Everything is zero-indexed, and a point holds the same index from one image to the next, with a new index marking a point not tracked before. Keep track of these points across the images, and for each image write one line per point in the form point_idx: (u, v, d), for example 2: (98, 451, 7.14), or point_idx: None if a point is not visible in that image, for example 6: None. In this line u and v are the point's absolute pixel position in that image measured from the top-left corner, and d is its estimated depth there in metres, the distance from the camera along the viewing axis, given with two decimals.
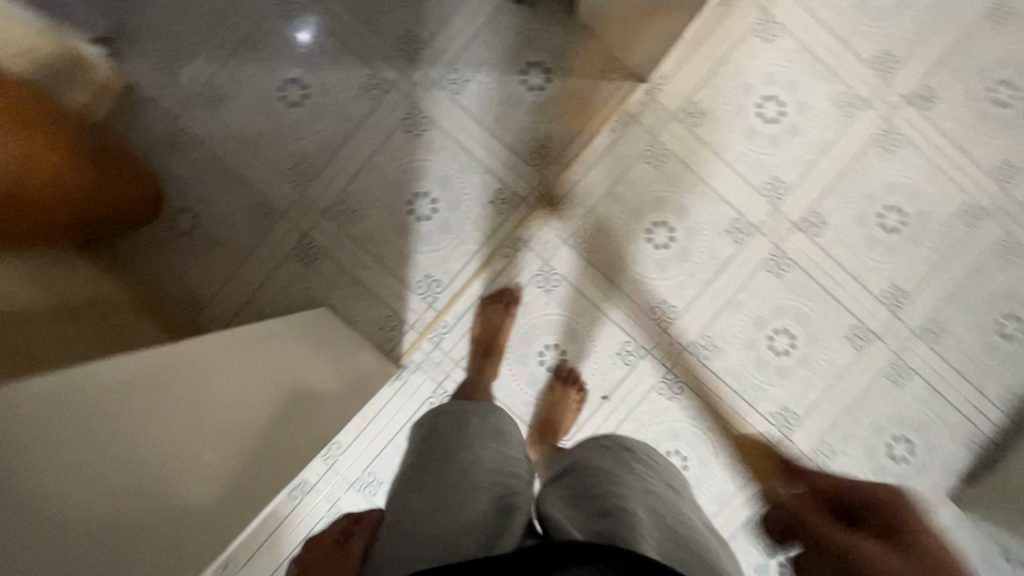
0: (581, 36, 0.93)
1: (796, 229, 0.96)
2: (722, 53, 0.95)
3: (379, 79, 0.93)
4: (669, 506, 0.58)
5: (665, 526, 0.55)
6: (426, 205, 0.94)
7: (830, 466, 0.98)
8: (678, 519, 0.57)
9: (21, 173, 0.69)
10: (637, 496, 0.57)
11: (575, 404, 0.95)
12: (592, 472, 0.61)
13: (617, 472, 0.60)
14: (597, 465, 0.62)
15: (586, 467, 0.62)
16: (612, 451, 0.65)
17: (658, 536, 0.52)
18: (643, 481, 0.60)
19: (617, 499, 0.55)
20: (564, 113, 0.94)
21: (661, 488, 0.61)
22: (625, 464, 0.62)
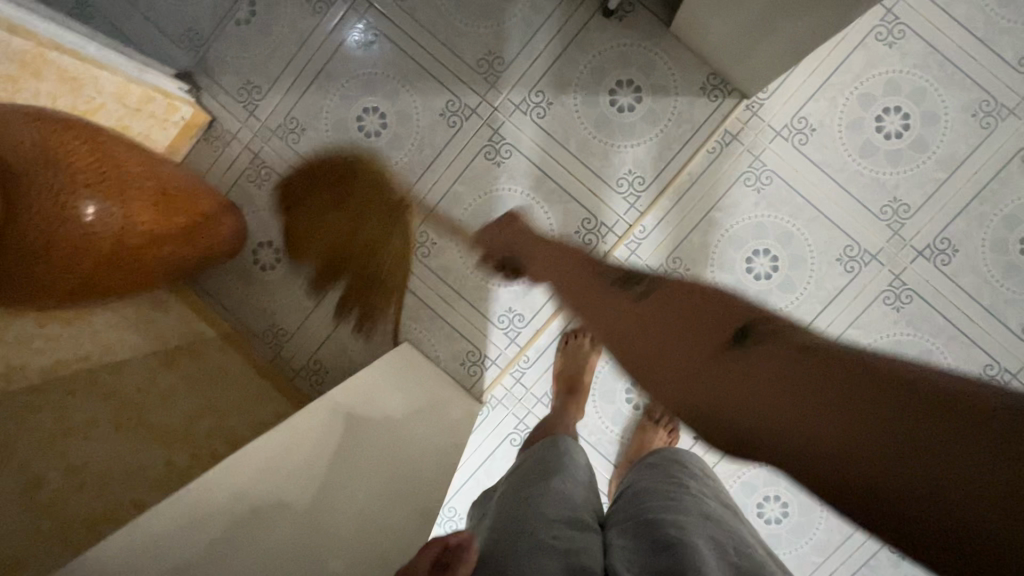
0: (676, 51, 0.86)
1: (920, 256, 0.86)
2: (836, 61, 0.85)
3: (459, 105, 0.88)
4: (732, 537, 0.54)
5: (727, 556, 0.50)
6: (508, 236, 0.90)
7: None
8: (744, 554, 0.51)
9: (120, 235, 0.69)
10: (695, 525, 0.54)
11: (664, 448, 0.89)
12: (642, 514, 0.58)
13: (673, 502, 0.59)
14: (658, 496, 0.60)
15: (645, 501, 0.61)
16: (668, 488, 0.62)
17: (720, 569, 0.48)
18: (697, 508, 0.58)
19: (675, 527, 0.53)
20: (656, 135, 0.87)
21: (729, 524, 0.57)
22: (690, 500, 0.59)
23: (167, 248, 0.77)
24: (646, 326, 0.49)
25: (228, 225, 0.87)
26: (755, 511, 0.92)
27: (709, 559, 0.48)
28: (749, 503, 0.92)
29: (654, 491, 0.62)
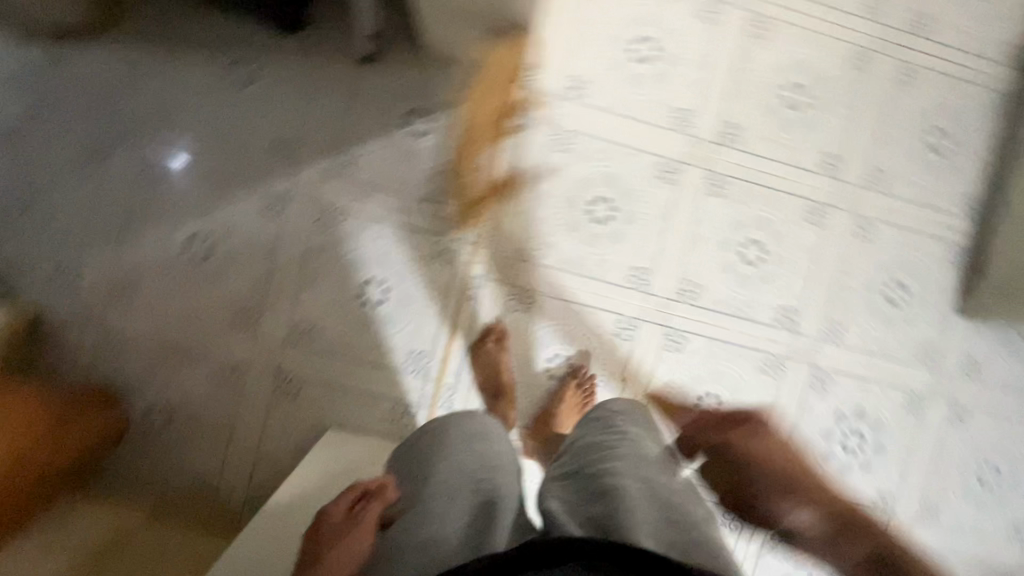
0: (441, 65, 0.92)
1: (717, 144, 0.98)
2: (575, 18, 0.94)
3: (274, 195, 0.90)
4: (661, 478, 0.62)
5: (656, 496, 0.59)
6: (377, 289, 0.93)
7: (843, 337, 1.02)
8: (670, 494, 0.60)
9: None
10: (631, 472, 0.61)
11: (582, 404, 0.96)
12: (582, 465, 0.64)
13: (610, 450, 0.65)
14: (597, 446, 0.66)
15: (587, 450, 0.66)
16: (609, 433, 0.68)
17: (651, 513, 0.57)
18: (633, 453, 0.65)
19: (612, 478, 0.60)
20: (461, 144, 0.93)
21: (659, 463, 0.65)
22: (626, 446, 0.66)
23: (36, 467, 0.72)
24: None
25: (84, 412, 0.82)
26: (697, 413, 1.00)
27: (641, 507, 0.57)
28: (691, 408, 1.00)
29: (593, 444, 0.67)
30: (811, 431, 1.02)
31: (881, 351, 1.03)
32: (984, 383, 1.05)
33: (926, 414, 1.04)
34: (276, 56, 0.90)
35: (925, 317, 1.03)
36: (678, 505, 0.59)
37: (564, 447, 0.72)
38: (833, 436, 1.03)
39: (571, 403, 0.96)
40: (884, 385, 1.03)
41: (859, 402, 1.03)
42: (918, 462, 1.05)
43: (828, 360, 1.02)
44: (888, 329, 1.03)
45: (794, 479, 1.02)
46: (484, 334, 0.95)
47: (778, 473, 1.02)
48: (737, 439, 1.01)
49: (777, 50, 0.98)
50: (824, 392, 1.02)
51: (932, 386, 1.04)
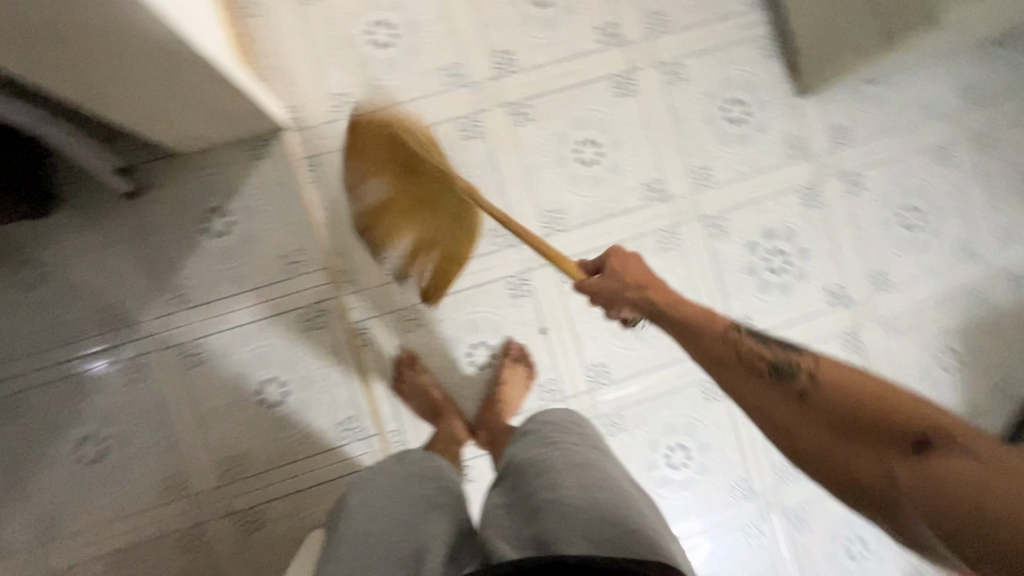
0: (206, 156, 0.89)
1: (499, 77, 0.96)
2: (302, 43, 0.92)
3: (130, 361, 0.88)
4: (595, 473, 0.63)
5: (586, 491, 0.58)
6: (275, 388, 0.91)
7: (714, 176, 1.01)
8: (604, 486, 0.60)
9: None
10: (564, 479, 0.61)
11: (526, 377, 0.96)
12: (516, 488, 0.64)
13: (542, 461, 0.65)
14: (532, 459, 0.67)
15: (523, 464, 0.67)
16: (545, 447, 0.69)
17: (582, 506, 0.56)
18: (566, 457, 0.66)
19: (544, 486, 0.60)
20: (269, 215, 0.91)
21: (594, 461, 0.66)
22: (557, 454, 0.67)
23: None
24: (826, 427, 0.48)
25: None
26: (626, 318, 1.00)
27: (576, 506, 0.56)
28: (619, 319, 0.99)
29: (532, 457, 0.67)
30: (737, 274, 1.02)
31: (755, 168, 1.02)
32: (859, 141, 1.04)
33: (827, 198, 1.04)
34: (51, 242, 0.87)
35: (774, 117, 1.02)
36: (611, 495, 0.59)
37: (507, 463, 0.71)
38: (758, 266, 1.02)
39: (516, 380, 0.95)
40: (775, 195, 1.03)
41: (764, 223, 1.02)
42: (845, 244, 1.05)
43: (714, 204, 1.01)
44: (749, 146, 1.02)
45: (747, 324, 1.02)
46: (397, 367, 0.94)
47: None
48: None
49: None
50: (728, 233, 1.01)
51: (818, 171, 1.04)
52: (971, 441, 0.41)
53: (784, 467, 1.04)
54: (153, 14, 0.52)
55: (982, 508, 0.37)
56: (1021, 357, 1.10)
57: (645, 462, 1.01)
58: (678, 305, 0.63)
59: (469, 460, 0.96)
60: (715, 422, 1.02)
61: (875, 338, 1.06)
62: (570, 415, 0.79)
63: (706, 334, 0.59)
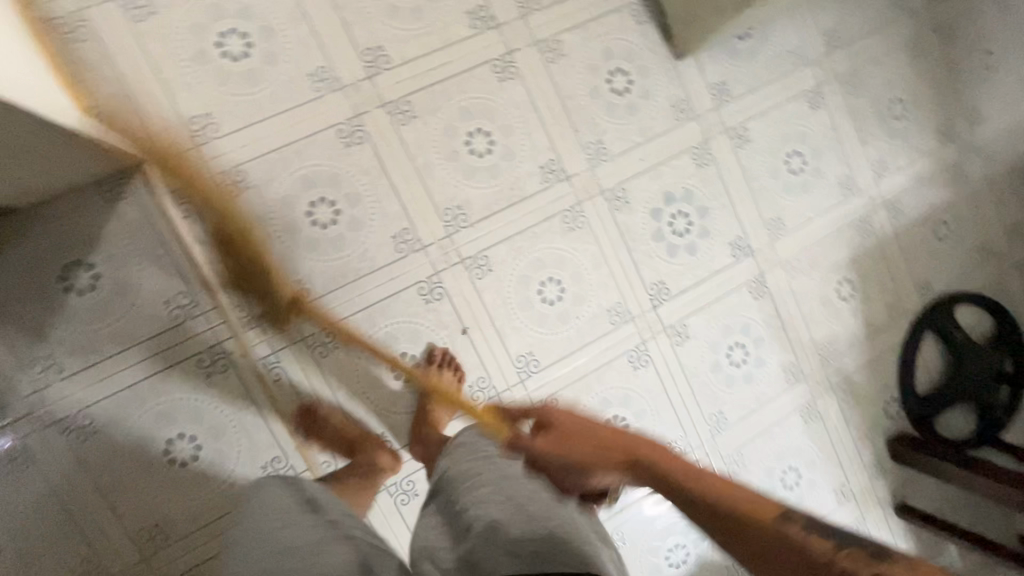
0: (53, 206, 0.79)
1: (373, 76, 0.91)
2: (144, 65, 0.82)
3: (6, 449, 0.79)
4: (521, 485, 0.63)
5: (515, 509, 0.60)
6: (185, 445, 0.84)
7: (609, 150, 1.01)
8: (530, 499, 0.61)
9: None
10: (494, 494, 0.62)
11: (457, 383, 0.93)
12: (449, 511, 0.64)
13: (470, 479, 0.65)
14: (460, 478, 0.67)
15: (452, 486, 0.67)
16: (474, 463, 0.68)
17: (510, 527, 0.58)
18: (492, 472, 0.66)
19: (472, 509, 0.61)
20: (141, 261, 0.82)
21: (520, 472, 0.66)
22: (487, 469, 0.66)
23: None
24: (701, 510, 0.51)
25: None
26: (546, 305, 0.99)
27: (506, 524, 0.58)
28: (539, 306, 0.99)
29: (463, 476, 0.66)
30: (645, 242, 1.04)
31: (646, 136, 1.03)
32: (740, 97, 1.08)
33: (718, 155, 1.07)
34: None
35: (657, 82, 1.03)
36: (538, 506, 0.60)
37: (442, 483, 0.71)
38: (664, 231, 1.04)
39: (446, 386, 0.93)
40: (670, 160, 1.05)
41: (663, 189, 1.04)
42: (741, 198, 1.09)
43: (613, 177, 1.02)
44: (638, 115, 1.03)
45: (661, 289, 1.05)
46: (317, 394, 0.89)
47: (646, 294, 1.04)
48: (594, 299, 1.02)
49: None
50: (630, 204, 1.03)
51: (706, 130, 1.06)
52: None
53: (717, 418, 1.09)
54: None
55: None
56: (907, 276, 1.20)
57: None
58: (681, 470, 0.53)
59: (411, 475, 0.94)
60: (647, 389, 1.05)
61: (780, 282, 1.12)
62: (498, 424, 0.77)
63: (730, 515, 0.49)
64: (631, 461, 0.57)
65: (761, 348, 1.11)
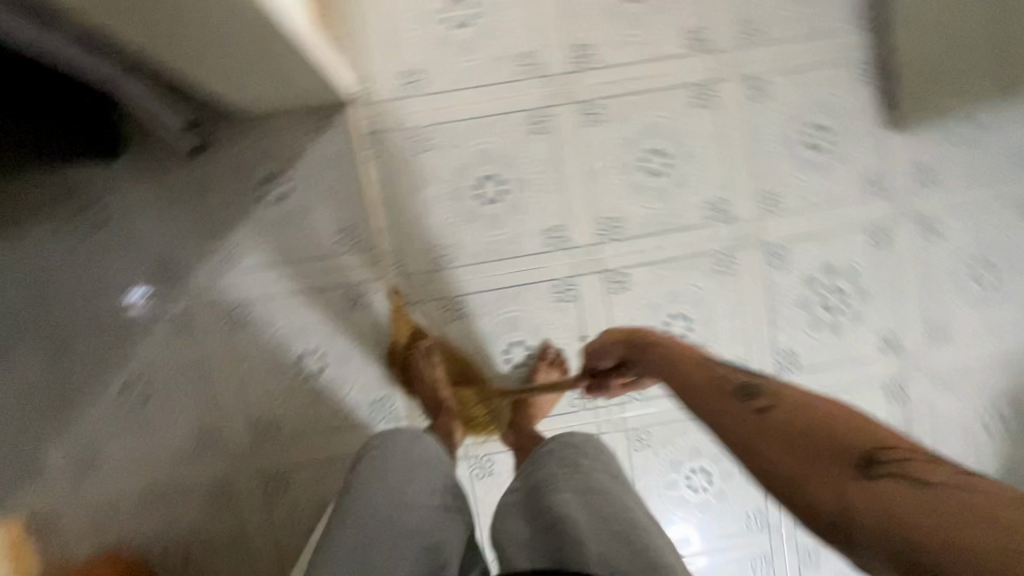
0: (272, 119, 0.88)
1: (576, 72, 0.92)
2: (381, 14, 0.89)
3: (178, 316, 0.90)
4: (613, 502, 0.55)
5: (606, 521, 0.52)
6: (314, 359, 0.92)
7: (782, 205, 0.96)
8: (624, 519, 0.53)
9: None
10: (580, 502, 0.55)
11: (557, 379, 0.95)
12: (529, 502, 0.59)
13: (556, 481, 0.58)
14: (544, 480, 0.59)
15: (535, 487, 0.60)
16: (563, 463, 0.61)
17: (598, 539, 0.50)
18: (584, 483, 0.58)
19: (560, 507, 0.54)
20: (326, 188, 0.90)
21: (616, 492, 0.58)
22: (573, 475, 0.59)
23: None
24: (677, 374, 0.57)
25: None
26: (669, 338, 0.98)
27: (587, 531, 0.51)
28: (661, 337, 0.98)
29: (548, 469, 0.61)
30: (788, 308, 0.99)
31: (826, 200, 0.97)
32: (943, 185, 0.98)
33: (898, 242, 0.99)
34: (115, 187, 0.88)
35: (857, 148, 0.97)
36: (631, 529, 0.52)
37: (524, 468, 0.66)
38: (812, 303, 0.99)
39: (547, 381, 0.94)
40: (843, 232, 0.98)
41: (826, 259, 0.98)
42: (907, 291, 1.00)
43: (776, 234, 0.97)
44: (825, 176, 0.97)
45: (790, 359, 0.99)
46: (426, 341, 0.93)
47: (772, 360, 0.99)
48: (717, 347, 0.99)
49: None
50: (786, 264, 0.98)
51: (894, 212, 0.98)
52: (925, 472, 0.36)
53: None
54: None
55: (887, 523, 0.35)
56: None
57: (667, 479, 1.01)
58: (668, 342, 0.63)
59: (492, 454, 0.97)
60: None
61: (920, 392, 1.02)
62: (597, 435, 0.68)
63: (675, 361, 0.59)
64: (632, 335, 0.69)
65: None
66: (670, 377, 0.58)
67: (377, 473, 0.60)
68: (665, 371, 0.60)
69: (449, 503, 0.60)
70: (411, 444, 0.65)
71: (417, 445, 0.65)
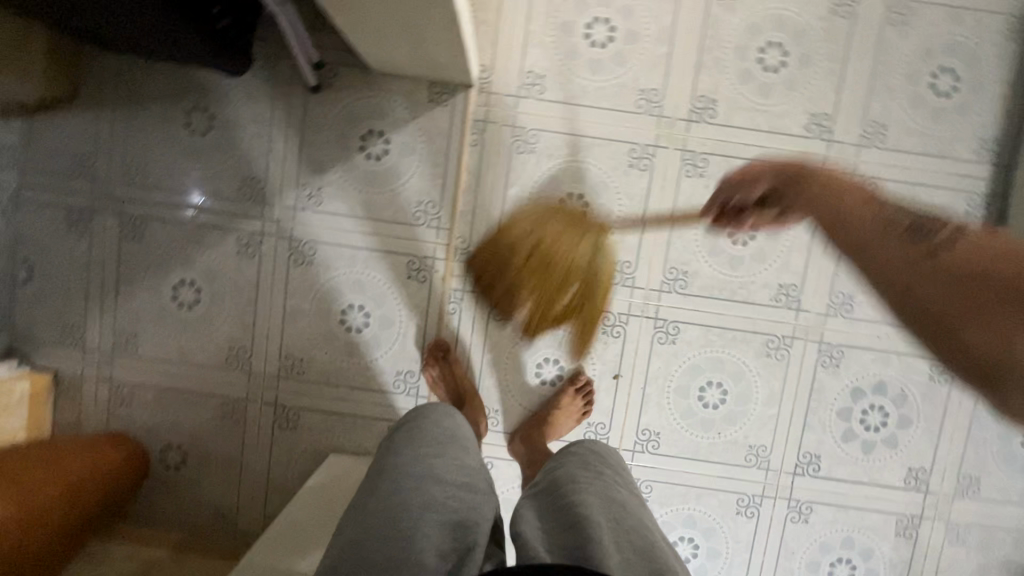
0: (392, 81, 0.91)
1: (691, 122, 0.92)
2: (523, 13, 0.90)
3: (248, 236, 0.93)
4: (632, 516, 0.57)
5: (624, 532, 0.54)
6: (358, 315, 0.94)
7: (853, 310, 0.95)
8: (642, 534, 0.55)
9: (28, 528, 0.73)
10: (601, 508, 0.57)
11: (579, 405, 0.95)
12: (550, 497, 0.60)
13: (578, 483, 0.61)
14: (566, 478, 0.62)
15: (556, 484, 0.62)
16: (586, 468, 0.64)
17: (618, 545, 0.52)
18: (605, 491, 0.60)
19: (583, 509, 0.56)
20: (421, 159, 0.92)
21: (635, 508, 0.60)
22: (595, 483, 0.61)
23: (58, 511, 0.78)
24: (828, 199, 0.56)
25: (72, 451, 0.87)
26: (699, 403, 0.97)
27: (607, 536, 0.52)
28: (692, 400, 0.97)
29: (569, 471, 0.63)
30: (827, 412, 0.97)
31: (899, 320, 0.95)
32: None
33: (958, 383, 0.96)
34: (231, 100, 0.91)
35: None
36: (646, 544, 0.54)
37: (546, 466, 0.68)
38: (852, 415, 0.97)
39: (569, 407, 0.94)
40: (906, 355, 0.96)
41: (879, 376, 0.96)
42: (951, 434, 0.97)
43: (838, 337, 0.95)
44: None
45: (812, 463, 0.97)
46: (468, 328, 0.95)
47: (794, 458, 0.97)
48: (744, 427, 0.97)
49: (749, 11, 0.90)
50: (839, 369, 0.96)
51: None
52: None
53: None
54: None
55: None
56: None
57: None
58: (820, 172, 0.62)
59: (494, 458, 0.98)
60: (735, 536, 0.99)
61: (933, 537, 0.99)
62: (616, 451, 0.71)
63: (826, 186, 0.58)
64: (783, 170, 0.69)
65: None
66: (827, 210, 0.55)
67: (407, 443, 0.66)
68: (813, 194, 0.59)
69: (478, 484, 0.62)
70: (442, 421, 0.71)
71: (449, 424, 0.71)
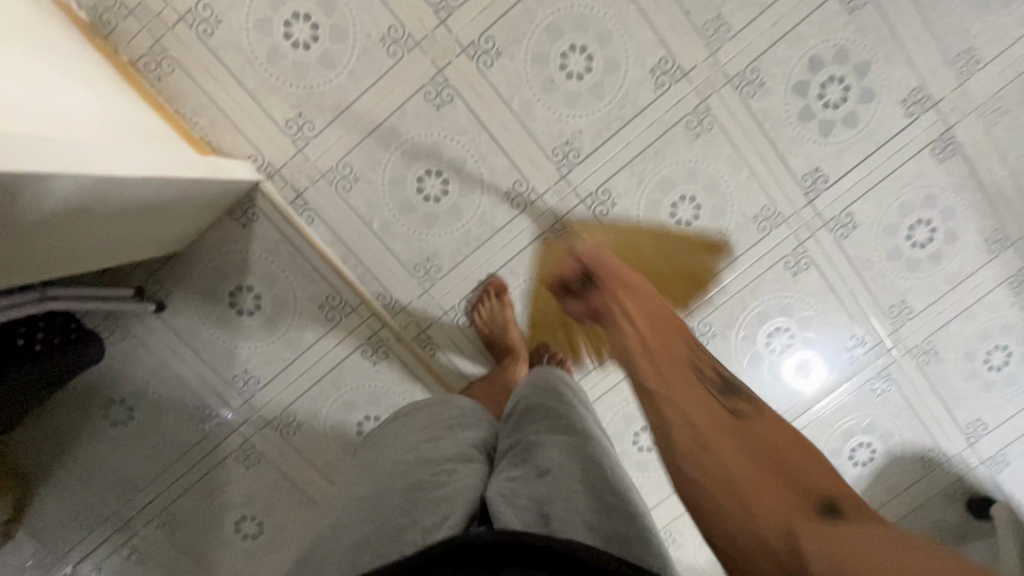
0: (204, 240, 0.86)
1: (447, 18, 0.80)
2: (231, 83, 0.81)
3: (240, 449, 0.94)
4: (596, 452, 0.62)
5: (590, 476, 0.58)
6: (373, 424, 0.94)
7: (730, 28, 0.83)
8: (605, 468, 0.60)
9: None
10: (570, 451, 0.61)
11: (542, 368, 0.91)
12: (522, 446, 0.63)
13: (545, 430, 0.64)
14: (534, 430, 0.64)
15: (526, 435, 0.64)
16: (550, 415, 0.66)
17: (588, 489, 0.57)
18: (574, 432, 0.64)
19: (552, 457, 0.59)
20: (287, 273, 0.88)
21: (599, 443, 0.65)
22: (564, 424, 0.65)
23: None
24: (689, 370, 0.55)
25: None
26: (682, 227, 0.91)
27: (576, 486, 0.56)
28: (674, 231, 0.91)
29: (544, 416, 0.66)
30: (789, 129, 0.87)
31: None
32: None
33: None
34: (121, 375, 0.90)
35: None
36: (606, 480, 0.58)
37: (511, 411, 0.71)
38: (811, 110, 0.86)
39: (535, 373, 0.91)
40: (811, 15, 0.83)
41: (805, 55, 0.84)
42: (917, 36, 0.84)
43: (739, 61, 0.84)
44: None
45: (816, 178, 0.89)
46: (454, 346, 0.93)
47: (796, 189, 0.90)
48: (734, 209, 0.90)
49: None
50: (766, 86, 0.85)
51: None
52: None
53: (900, 308, 0.96)
54: (44, 171, 0.47)
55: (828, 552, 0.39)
56: None
57: (748, 355, 0.98)
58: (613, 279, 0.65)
59: None
60: (810, 294, 0.95)
61: (977, 135, 0.88)
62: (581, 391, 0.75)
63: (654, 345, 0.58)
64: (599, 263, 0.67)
65: (953, 221, 0.92)
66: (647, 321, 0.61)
67: (403, 434, 0.70)
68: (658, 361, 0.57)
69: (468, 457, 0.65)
70: (439, 410, 0.72)
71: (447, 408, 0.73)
